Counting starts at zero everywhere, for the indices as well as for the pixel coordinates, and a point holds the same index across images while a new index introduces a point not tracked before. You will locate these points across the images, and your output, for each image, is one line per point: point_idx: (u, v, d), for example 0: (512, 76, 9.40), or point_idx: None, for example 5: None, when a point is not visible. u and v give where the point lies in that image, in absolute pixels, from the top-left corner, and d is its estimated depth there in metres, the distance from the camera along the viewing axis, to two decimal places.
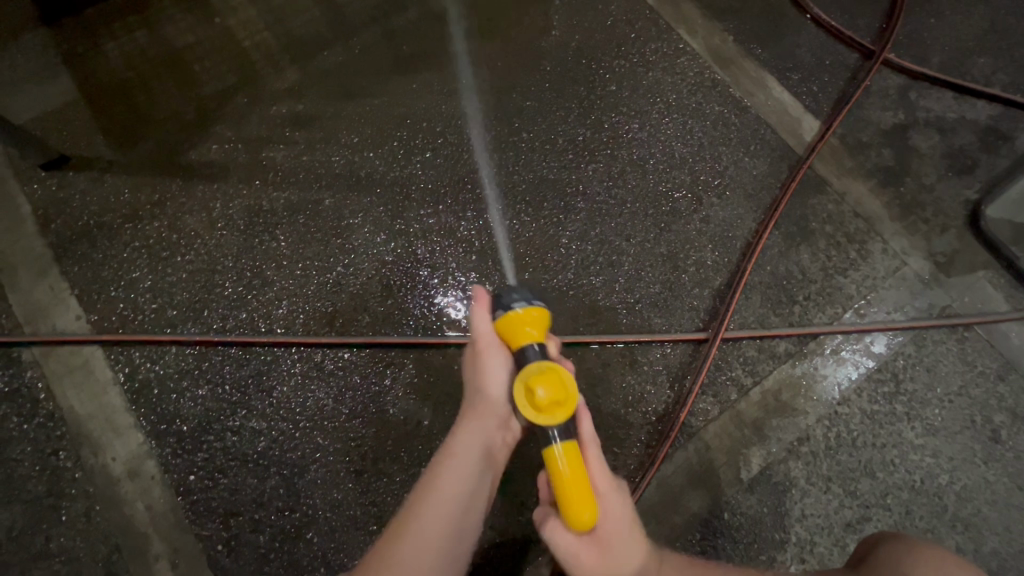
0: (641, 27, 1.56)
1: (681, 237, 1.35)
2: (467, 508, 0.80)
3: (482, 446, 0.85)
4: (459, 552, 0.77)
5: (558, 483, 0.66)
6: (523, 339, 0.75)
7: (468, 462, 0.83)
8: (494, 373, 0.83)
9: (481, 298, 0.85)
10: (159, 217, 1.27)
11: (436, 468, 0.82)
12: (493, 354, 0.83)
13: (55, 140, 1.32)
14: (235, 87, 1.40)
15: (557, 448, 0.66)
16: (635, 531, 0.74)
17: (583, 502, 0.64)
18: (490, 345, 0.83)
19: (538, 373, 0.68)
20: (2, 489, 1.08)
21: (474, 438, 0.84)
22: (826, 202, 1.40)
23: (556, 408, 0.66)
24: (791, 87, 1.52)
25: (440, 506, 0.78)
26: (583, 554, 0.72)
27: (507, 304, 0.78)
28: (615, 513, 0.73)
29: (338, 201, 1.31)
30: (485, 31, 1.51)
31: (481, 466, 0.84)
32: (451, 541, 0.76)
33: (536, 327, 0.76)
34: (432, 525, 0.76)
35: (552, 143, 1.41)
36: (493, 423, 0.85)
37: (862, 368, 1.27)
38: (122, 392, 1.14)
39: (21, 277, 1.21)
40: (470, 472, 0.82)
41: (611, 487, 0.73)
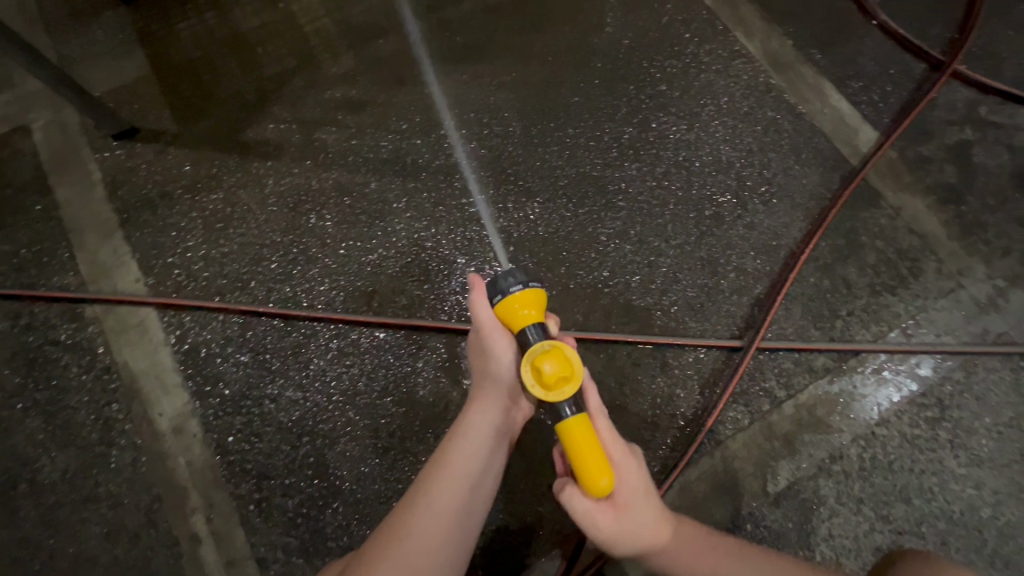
0: (697, 27, 1.53)
1: (722, 242, 1.33)
2: (476, 486, 0.82)
3: (493, 428, 0.86)
4: (469, 526, 0.80)
5: (574, 454, 0.66)
6: (522, 322, 0.74)
7: (479, 442, 0.85)
8: (500, 358, 0.83)
9: (478, 283, 0.84)
10: (216, 190, 1.34)
11: (448, 447, 0.84)
12: (497, 339, 0.81)
13: (127, 113, 1.40)
14: (293, 70, 1.45)
15: (572, 420, 0.66)
16: (649, 495, 0.76)
17: (600, 469, 0.65)
18: (493, 330, 0.81)
19: (541, 351, 0.68)
20: (59, 433, 1.16)
21: (486, 419, 0.86)
22: (878, 216, 1.35)
23: (564, 384, 0.67)
24: (849, 95, 1.47)
25: (451, 483, 0.80)
26: (600, 519, 0.74)
27: (503, 288, 0.75)
28: (630, 479, 0.74)
29: (384, 185, 1.35)
30: (538, 24, 1.52)
31: (493, 447, 0.86)
32: (460, 517, 0.79)
33: (533, 308, 0.75)
34: (444, 500, 0.79)
35: (597, 140, 1.41)
36: (504, 405, 0.88)
37: (905, 390, 1.22)
38: (171, 353, 1.21)
39: (89, 238, 1.29)
40: (482, 451, 0.84)
41: (624, 455, 0.75)
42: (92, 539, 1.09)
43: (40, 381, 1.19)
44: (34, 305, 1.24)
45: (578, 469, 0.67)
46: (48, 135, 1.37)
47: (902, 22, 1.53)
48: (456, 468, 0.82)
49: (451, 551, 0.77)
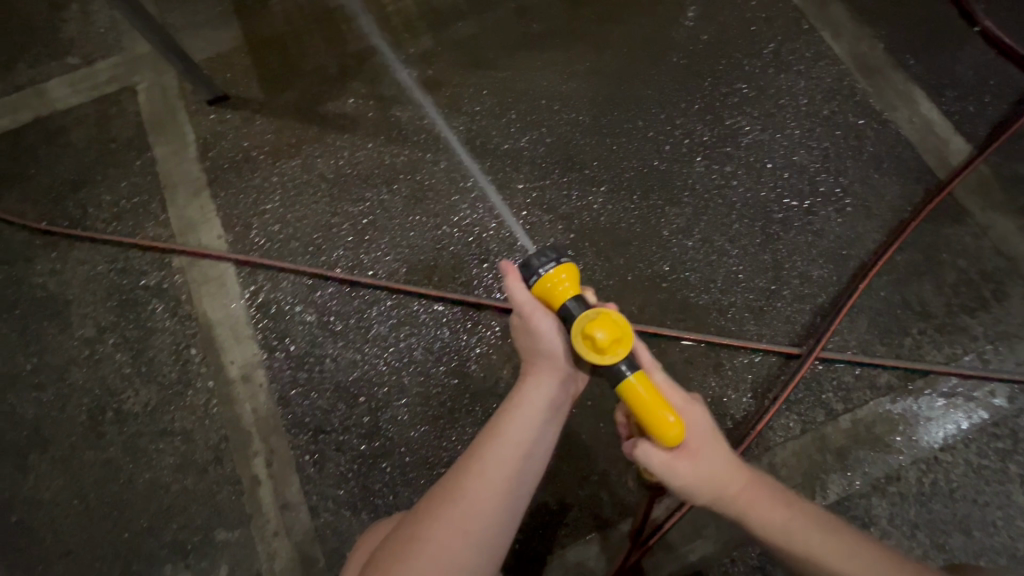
0: (781, 26, 1.49)
1: (790, 247, 1.29)
2: (530, 456, 0.81)
3: (546, 400, 0.86)
4: (521, 494, 0.79)
5: (638, 411, 0.68)
6: (561, 298, 0.75)
7: (532, 414, 0.84)
8: (546, 334, 0.85)
9: (511, 268, 0.85)
10: (296, 157, 1.41)
11: (501, 418, 0.84)
12: (541, 317, 0.84)
13: (221, 80, 1.49)
14: (375, 49, 1.51)
15: (632, 379, 0.68)
16: (718, 438, 0.75)
17: (668, 419, 0.67)
18: (535, 309, 0.84)
19: (590, 318, 0.70)
20: (144, 369, 1.26)
21: (538, 393, 0.86)
22: (963, 234, 1.28)
23: (618, 346, 0.69)
24: (942, 104, 1.39)
25: (503, 450, 0.80)
26: (677, 465, 0.73)
27: (537, 269, 0.77)
28: (696, 424, 0.75)
29: (452, 165, 1.38)
30: (616, 14, 1.51)
31: (546, 419, 0.85)
32: (512, 485, 0.79)
33: (570, 282, 0.76)
34: (495, 468, 0.79)
35: (667, 134, 1.40)
36: (556, 380, 0.87)
37: (975, 417, 1.16)
38: (245, 306, 1.29)
39: (180, 195, 1.39)
40: (535, 422, 0.83)
41: (685, 402, 0.76)
42: (165, 468, 1.19)
43: (129, 322, 1.30)
44: (129, 251, 1.35)
45: (645, 424, 0.68)
46: (150, 96, 1.48)
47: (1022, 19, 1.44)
48: (508, 437, 0.82)
49: (501, 516, 0.77)
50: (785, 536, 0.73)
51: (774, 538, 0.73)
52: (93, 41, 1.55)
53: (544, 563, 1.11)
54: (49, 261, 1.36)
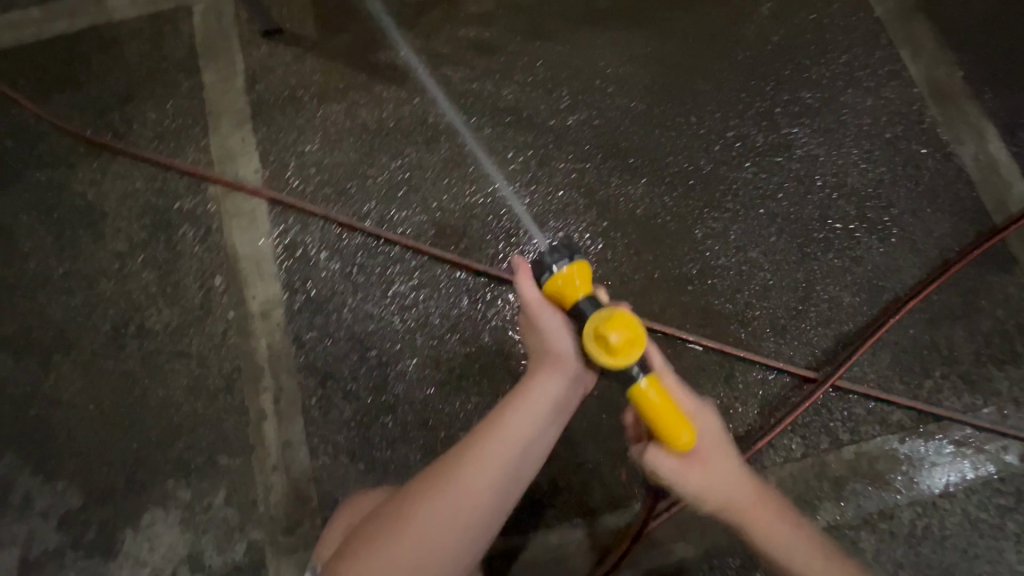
0: (859, 38, 1.41)
1: (825, 269, 1.26)
2: (526, 450, 0.80)
3: (550, 398, 0.83)
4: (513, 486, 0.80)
5: (648, 415, 0.68)
6: (574, 296, 0.74)
7: (535, 410, 0.82)
8: (554, 332, 0.82)
9: (524, 266, 0.84)
10: (340, 103, 1.40)
11: (504, 410, 0.83)
12: (548, 316, 0.81)
13: (276, 13, 1.47)
14: (434, 2, 1.47)
15: (644, 382, 0.67)
16: (729, 447, 0.76)
17: (680, 427, 0.67)
18: (543, 307, 0.81)
19: (602, 318, 0.69)
20: (169, 290, 1.29)
21: (542, 389, 0.83)
22: (1008, 283, 1.24)
23: (632, 348, 0.68)
24: (1013, 145, 1.33)
25: (500, 443, 0.79)
26: (688, 473, 0.73)
27: (548, 265, 0.75)
28: (707, 430, 0.76)
29: (495, 134, 1.36)
30: (687, 2, 1.45)
31: (547, 417, 0.83)
32: (504, 476, 0.79)
33: (583, 280, 0.74)
34: (489, 459, 0.78)
35: (717, 135, 1.35)
36: (563, 378, 0.84)
37: (981, 469, 1.14)
38: (272, 245, 1.30)
39: (223, 124, 1.40)
40: (536, 417, 0.82)
41: (697, 408, 0.77)
42: (178, 388, 1.23)
43: (159, 242, 1.32)
44: (167, 173, 1.37)
45: (655, 429, 0.69)
46: (205, 20, 1.47)
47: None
48: (508, 429, 0.80)
49: (489, 506, 0.78)
50: (793, 554, 0.73)
51: (782, 557, 0.73)
52: None
53: (527, 538, 1.14)
54: (90, 172, 1.38)
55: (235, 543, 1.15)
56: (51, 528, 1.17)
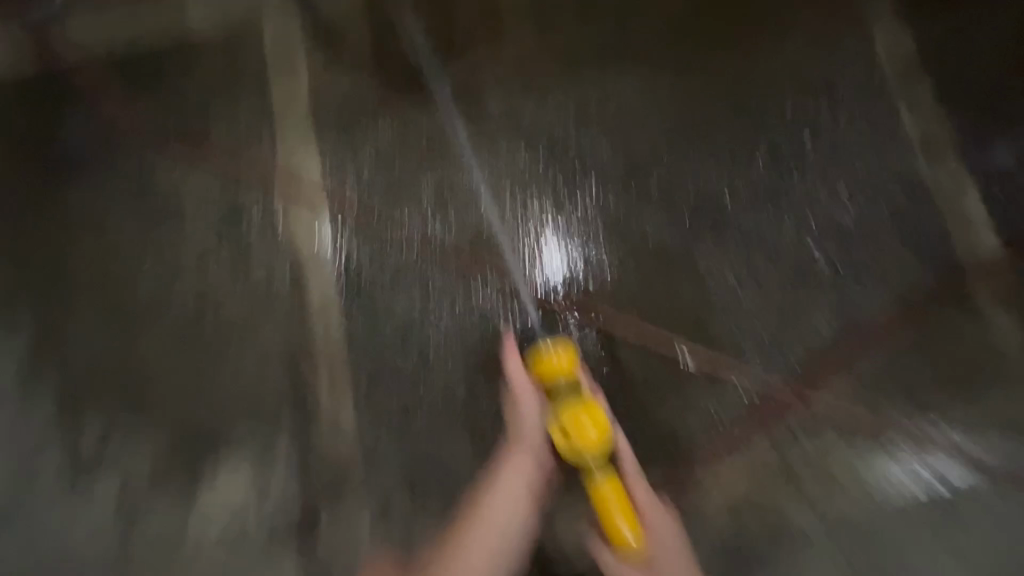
0: (863, 92, 1.55)
1: (808, 300, 1.45)
2: (510, 529, 1.18)
3: (524, 480, 1.20)
4: (507, 544, 1.17)
5: (600, 506, 1.10)
6: (556, 375, 1.17)
7: (512, 495, 1.20)
8: (528, 416, 1.22)
9: (511, 353, 1.31)
10: (391, 123, 1.57)
11: (489, 502, 1.23)
12: (525, 403, 1.23)
13: (337, 37, 1.63)
14: (479, 35, 1.62)
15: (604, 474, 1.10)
16: (674, 546, 1.16)
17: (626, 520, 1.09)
18: (523, 394, 1.24)
19: (569, 403, 1.14)
20: (240, 280, 1.50)
21: (518, 475, 1.21)
22: (965, 324, 1.41)
23: (597, 432, 1.10)
24: (987, 200, 1.49)
25: (492, 522, 1.19)
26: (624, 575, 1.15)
27: (538, 346, 1.21)
28: (659, 527, 1.16)
29: (529, 160, 1.53)
30: (709, 48, 1.59)
31: (525, 498, 1.20)
32: (498, 540, 1.17)
33: (565, 363, 1.17)
34: (482, 537, 1.18)
35: (725, 174, 1.52)
36: (533, 463, 1.21)
37: (922, 481, 1.34)
38: (332, 247, 1.51)
39: (290, 136, 1.58)
40: (515, 498, 1.20)
41: (651, 507, 1.17)
42: (246, 365, 1.45)
43: (232, 232, 1.53)
44: (241, 176, 1.56)
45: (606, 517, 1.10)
46: (276, 40, 1.64)
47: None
48: (493, 514, 1.20)
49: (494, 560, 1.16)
50: None
51: None
52: None
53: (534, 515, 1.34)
54: (173, 172, 1.57)
55: (292, 490, 1.39)
56: (139, 470, 1.40)
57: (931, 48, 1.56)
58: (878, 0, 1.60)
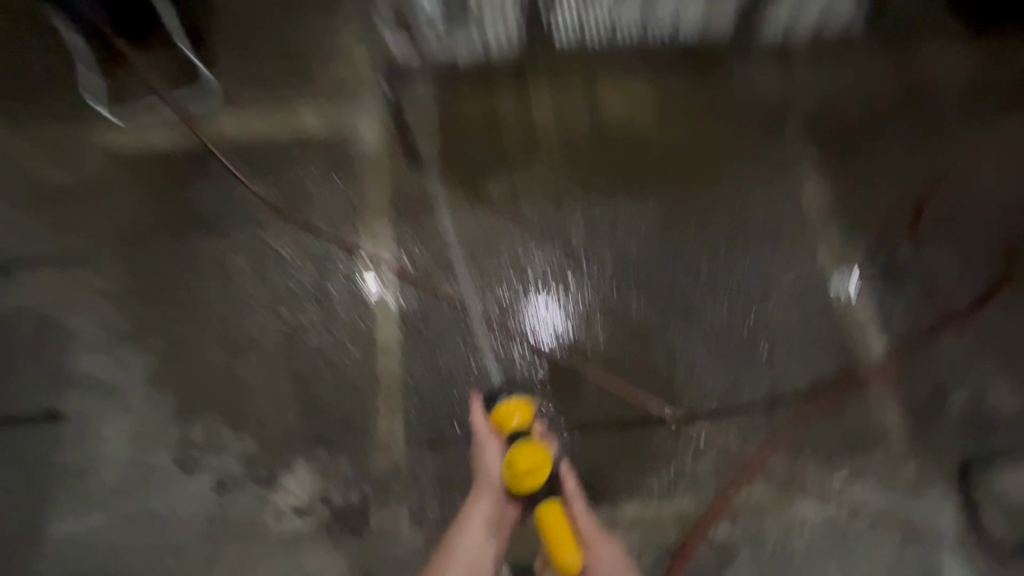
0: (801, 221, 2.09)
1: (752, 374, 1.92)
2: (480, 553, 1.50)
3: (488, 512, 1.52)
4: (479, 566, 1.48)
5: (546, 532, 1.46)
6: (512, 426, 1.56)
7: (479, 525, 1.51)
8: (490, 461, 1.56)
9: (477, 414, 1.65)
10: (449, 211, 2.08)
11: (459, 533, 1.52)
12: (488, 449, 1.57)
13: (414, 143, 2.16)
14: (520, 151, 2.16)
15: (544, 503, 1.49)
16: (611, 558, 1.47)
17: (564, 546, 1.43)
18: (487, 443, 1.59)
19: (518, 445, 1.49)
20: (322, 320, 1.93)
21: (483, 508, 1.52)
22: (865, 402, 1.89)
23: (536, 469, 1.45)
24: (885, 310, 1.99)
25: (465, 547, 1.49)
26: None
27: (497, 404, 1.62)
28: (596, 547, 1.48)
29: (551, 251, 2.05)
30: (690, 178, 2.14)
31: (489, 527, 1.51)
32: (470, 562, 1.48)
33: (520, 418, 1.57)
34: (458, 560, 1.48)
35: (696, 273, 2.03)
36: (495, 499, 1.53)
37: (824, 518, 1.78)
38: (396, 301, 1.96)
39: (370, 213, 2.07)
40: (481, 528, 1.51)
41: (589, 528, 1.51)
42: (320, 387, 1.85)
43: (319, 282, 1.98)
44: (331, 240, 2.03)
45: (548, 539, 1.46)
46: (368, 138, 2.15)
47: (967, 271, 2.03)
48: (464, 541, 1.50)
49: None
50: None
51: None
52: (337, 83, 2.20)
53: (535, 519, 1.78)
54: (278, 231, 2.03)
55: (351, 492, 1.75)
56: (226, 462, 1.77)
57: (848, 194, 2.13)
58: (814, 156, 2.17)
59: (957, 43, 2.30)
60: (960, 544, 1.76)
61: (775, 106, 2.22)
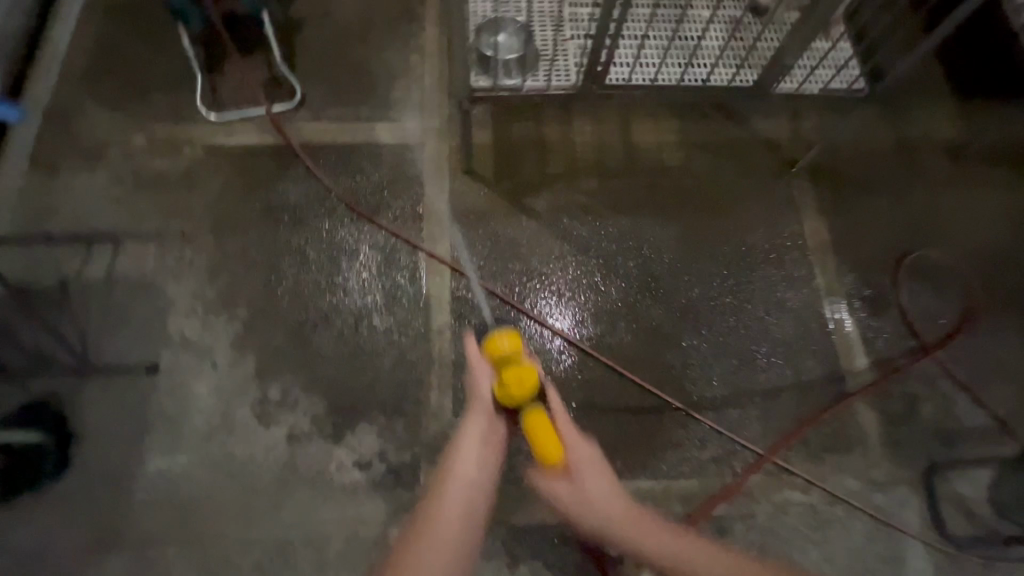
0: (800, 253, 2.42)
1: (752, 379, 2.23)
2: (473, 478, 1.37)
3: (481, 431, 1.47)
4: (471, 492, 1.33)
5: (530, 433, 1.41)
6: (502, 350, 1.48)
7: (472, 446, 1.44)
8: (483, 384, 1.53)
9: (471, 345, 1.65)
10: (499, 221, 2.41)
11: (454, 457, 1.43)
12: (481, 373, 1.55)
13: (471, 160, 2.49)
14: (562, 174, 2.50)
15: (530, 412, 1.43)
16: (598, 467, 1.44)
17: (549, 442, 1.38)
18: (479, 368, 1.56)
19: (508, 365, 1.47)
20: (384, 304, 2.23)
21: (476, 426, 1.48)
22: (847, 409, 2.19)
23: (523, 383, 1.43)
24: (868, 333, 2.31)
25: (458, 470, 1.38)
26: (566, 490, 1.41)
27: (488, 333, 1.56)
28: (582, 455, 1.45)
29: (585, 261, 2.38)
30: (707, 209, 2.48)
31: (482, 447, 1.44)
32: (462, 488, 1.34)
33: (507, 342, 1.48)
34: (453, 486, 1.34)
35: (708, 290, 2.36)
36: (488, 417, 1.49)
37: (808, 505, 2.06)
38: (449, 293, 2.27)
39: (431, 217, 2.39)
40: (475, 450, 1.42)
41: (575, 438, 1.47)
42: (380, 361, 2.14)
43: (384, 272, 2.28)
44: (395, 237, 2.34)
45: (535, 442, 1.40)
46: (432, 154, 2.49)
47: (942, 303, 2.36)
48: (457, 466, 1.40)
49: (460, 512, 1.29)
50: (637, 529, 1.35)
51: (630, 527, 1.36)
52: (408, 107, 2.57)
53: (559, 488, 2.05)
54: (351, 226, 2.35)
55: (405, 452, 2.03)
56: (296, 419, 2.05)
57: (842, 233, 2.47)
58: (814, 198, 2.52)
59: (938, 112, 2.69)
60: (923, 536, 2.04)
61: (783, 153, 2.58)
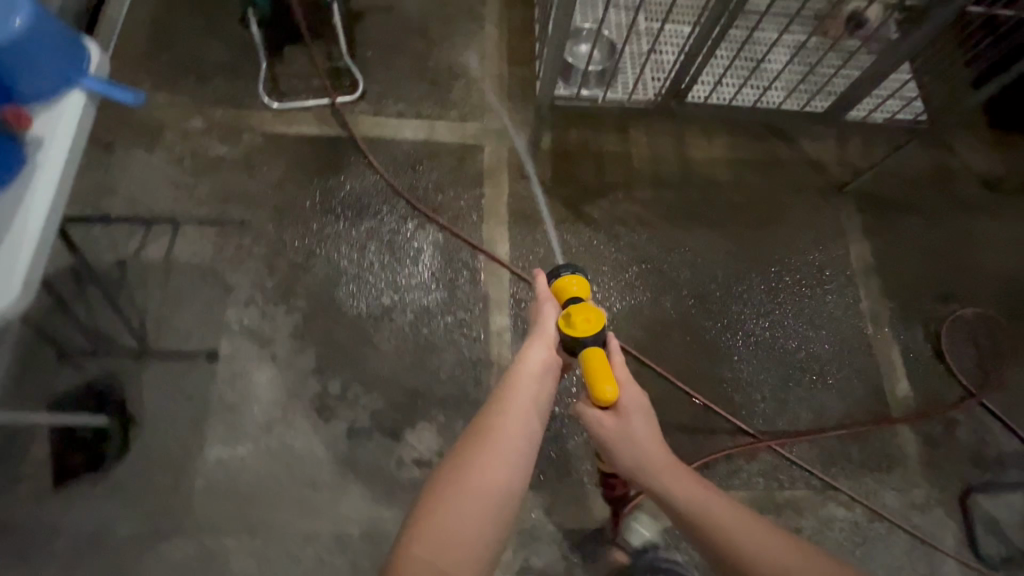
0: (846, 275, 2.50)
1: (799, 396, 2.29)
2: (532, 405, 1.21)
3: (541, 359, 1.28)
4: (528, 421, 1.18)
5: (586, 368, 1.26)
6: (570, 291, 1.37)
7: (528, 369, 1.25)
8: (547, 317, 1.36)
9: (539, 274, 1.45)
10: (557, 227, 2.43)
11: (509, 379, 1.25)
12: (545, 304, 1.38)
13: (530, 165, 2.51)
14: (619, 184, 2.53)
15: (589, 349, 1.27)
16: (647, 413, 1.31)
17: (606, 381, 1.24)
18: (545, 300, 1.40)
19: (575, 304, 1.33)
20: (444, 304, 2.24)
21: (536, 353, 1.29)
22: (889, 430, 2.26)
23: (590, 322, 1.29)
24: (910, 357, 2.39)
25: (513, 391, 1.22)
26: (607, 425, 1.30)
27: (558, 270, 1.42)
28: (635, 400, 1.31)
29: (639, 271, 2.41)
30: (759, 227, 2.53)
31: (541, 375, 1.26)
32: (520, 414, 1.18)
33: (578, 287, 1.38)
34: (509, 408, 1.19)
35: (758, 307, 2.41)
36: (549, 348, 1.31)
37: (850, 520, 2.14)
38: (508, 296, 2.28)
39: (490, 219, 2.40)
40: (534, 376, 1.25)
41: (627, 380, 1.33)
42: (440, 360, 2.15)
43: (443, 271, 2.29)
44: (455, 236, 2.34)
45: (591, 380, 1.25)
46: (492, 156, 2.50)
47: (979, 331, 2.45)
48: (514, 388, 1.23)
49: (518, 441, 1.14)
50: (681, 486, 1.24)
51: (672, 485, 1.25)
52: (468, 107, 2.57)
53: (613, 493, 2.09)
54: (411, 223, 2.35)
55: None
56: (357, 413, 2.05)
57: (886, 258, 2.55)
58: (861, 223, 2.59)
59: (977, 146, 2.78)
60: (957, 555, 2.13)
61: (831, 177, 2.64)
